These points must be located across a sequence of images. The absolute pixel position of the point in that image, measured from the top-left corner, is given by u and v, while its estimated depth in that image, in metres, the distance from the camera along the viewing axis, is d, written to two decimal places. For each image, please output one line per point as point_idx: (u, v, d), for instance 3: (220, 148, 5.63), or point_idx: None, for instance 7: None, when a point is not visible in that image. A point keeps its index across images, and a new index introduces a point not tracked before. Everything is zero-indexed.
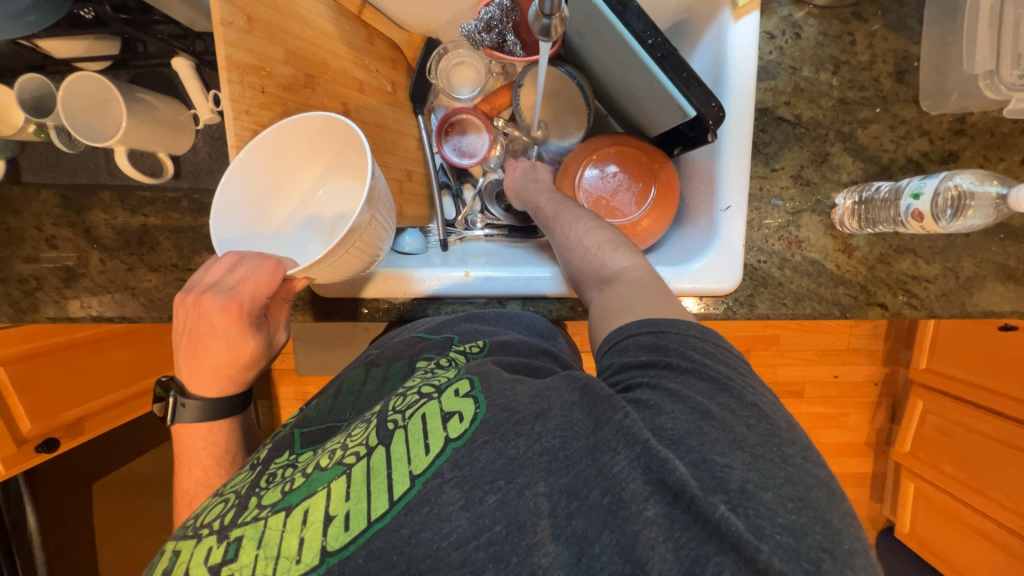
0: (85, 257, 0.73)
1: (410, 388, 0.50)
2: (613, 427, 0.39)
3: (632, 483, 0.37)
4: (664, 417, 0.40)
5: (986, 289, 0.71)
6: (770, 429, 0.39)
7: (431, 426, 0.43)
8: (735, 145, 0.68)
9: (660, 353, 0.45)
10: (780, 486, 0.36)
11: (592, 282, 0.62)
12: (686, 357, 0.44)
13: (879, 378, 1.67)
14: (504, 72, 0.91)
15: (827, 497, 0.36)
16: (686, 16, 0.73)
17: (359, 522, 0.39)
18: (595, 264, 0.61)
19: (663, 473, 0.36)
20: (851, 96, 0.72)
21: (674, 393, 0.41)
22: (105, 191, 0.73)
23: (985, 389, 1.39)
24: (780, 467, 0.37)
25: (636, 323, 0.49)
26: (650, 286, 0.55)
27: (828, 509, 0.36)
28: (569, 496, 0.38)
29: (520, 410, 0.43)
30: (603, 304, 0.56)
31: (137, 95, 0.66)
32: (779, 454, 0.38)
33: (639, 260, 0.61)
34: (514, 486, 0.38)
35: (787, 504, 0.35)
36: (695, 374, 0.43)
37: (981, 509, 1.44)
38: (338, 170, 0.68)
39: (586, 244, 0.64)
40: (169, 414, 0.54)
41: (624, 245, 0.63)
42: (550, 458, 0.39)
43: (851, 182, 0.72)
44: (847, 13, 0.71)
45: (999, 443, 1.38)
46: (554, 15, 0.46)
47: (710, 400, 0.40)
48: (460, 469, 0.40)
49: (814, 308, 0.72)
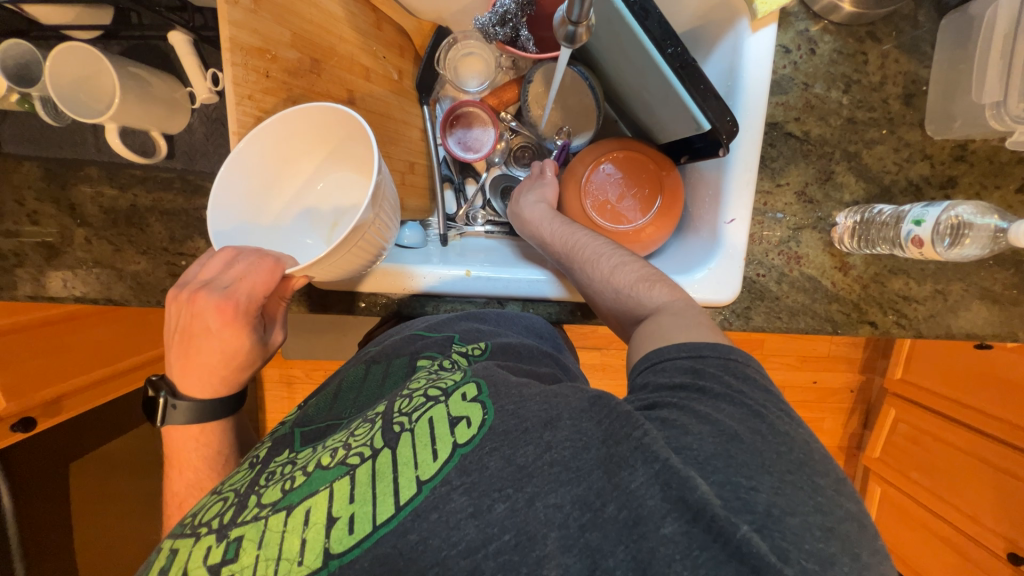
0: (68, 234, 0.70)
1: (415, 389, 0.49)
2: (631, 443, 0.39)
3: (650, 500, 0.37)
4: (692, 437, 0.40)
5: (972, 312, 0.73)
6: (802, 458, 0.40)
7: (438, 430, 0.43)
8: (743, 158, 0.68)
9: (696, 375, 0.46)
10: (807, 513, 0.37)
11: (630, 318, 0.61)
12: (720, 382, 0.45)
13: (856, 386, 1.73)
14: (514, 67, 0.89)
15: (858, 531, 0.38)
16: (702, 24, 0.72)
17: (364, 525, 0.39)
18: (631, 302, 0.60)
19: (684, 490, 0.36)
20: (860, 115, 0.72)
21: (703, 416, 0.42)
22: (93, 166, 0.70)
23: (955, 401, 1.45)
24: (809, 496, 0.38)
25: (676, 347, 0.49)
26: (693, 316, 0.55)
27: (857, 542, 0.37)
28: (582, 508, 0.38)
29: (529, 418, 0.43)
30: (642, 333, 0.55)
31: (130, 70, 0.63)
32: (811, 484, 0.38)
33: (676, 294, 0.59)
34: (523, 495, 0.38)
35: (816, 533, 0.36)
36: (728, 399, 0.43)
37: (941, 514, 1.52)
38: (341, 162, 0.65)
39: (617, 284, 0.62)
40: (159, 414, 0.53)
41: (658, 279, 0.61)
42: (561, 469, 0.39)
43: (853, 202, 0.73)
44: (862, 32, 0.71)
45: (963, 454, 1.45)
46: (581, 22, 0.45)
47: (741, 424, 0.41)
48: (468, 476, 0.40)
49: (808, 322, 0.74)
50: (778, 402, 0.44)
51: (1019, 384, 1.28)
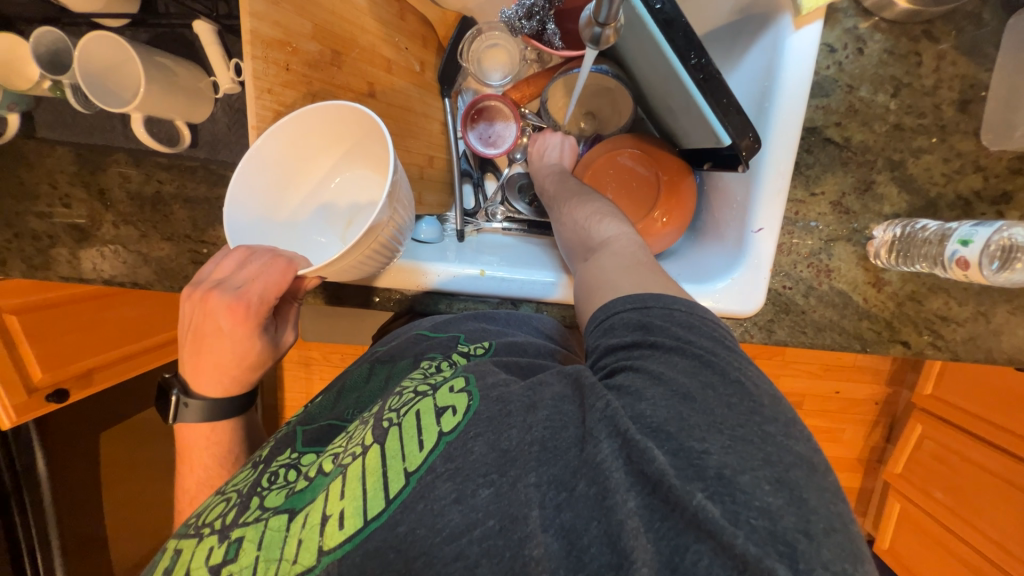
0: (97, 218, 0.72)
1: (406, 387, 0.50)
2: (596, 415, 0.39)
3: (615, 473, 0.36)
4: (645, 404, 0.39)
5: (1017, 336, 0.68)
6: (753, 407, 0.38)
7: (424, 421, 0.43)
8: (775, 165, 0.64)
9: (646, 332, 0.44)
10: (758, 468, 0.35)
11: (582, 254, 0.62)
12: (670, 335, 0.43)
13: (881, 398, 1.66)
14: (539, 60, 0.85)
15: (807, 474, 0.36)
16: (741, 17, 0.68)
17: (354, 520, 0.38)
18: (585, 236, 0.63)
19: (642, 463, 0.36)
20: (907, 122, 0.67)
21: (656, 376, 0.40)
22: (121, 153, 0.72)
23: (993, 424, 1.38)
24: (759, 448, 0.36)
25: (622, 300, 0.48)
26: (632, 257, 0.55)
27: (804, 487, 0.35)
28: (557, 488, 0.37)
29: (512, 401, 0.42)
30: (590, 276, 0.55)
31: (155, 59, 0.63)
32: (760, 433, 0.37)
33: (624, 228, 0.61)
34: (506, 479, 0.37)
35: (766, 486, 0.34)
36: (679, 352, 0.42)
37: (963, 537, 1.46)
38: (356, 159, 0.65)
39: (577, 219, 0.66)
40: (171, 412, 0.54)
41: (611, 217, 0.64)
42: (540, 449, 0.38)
43: (893, 215, 0.69)
44: (917, 31, 0.66)
45: (993, 476, 1.39)
46: (608, 24, 0.43)
47: (693, 381, 0.40)
48: (453, 462, 0.39)
49: (834, 339, 0.70)
50: (727, 346, 0.43)
51: None
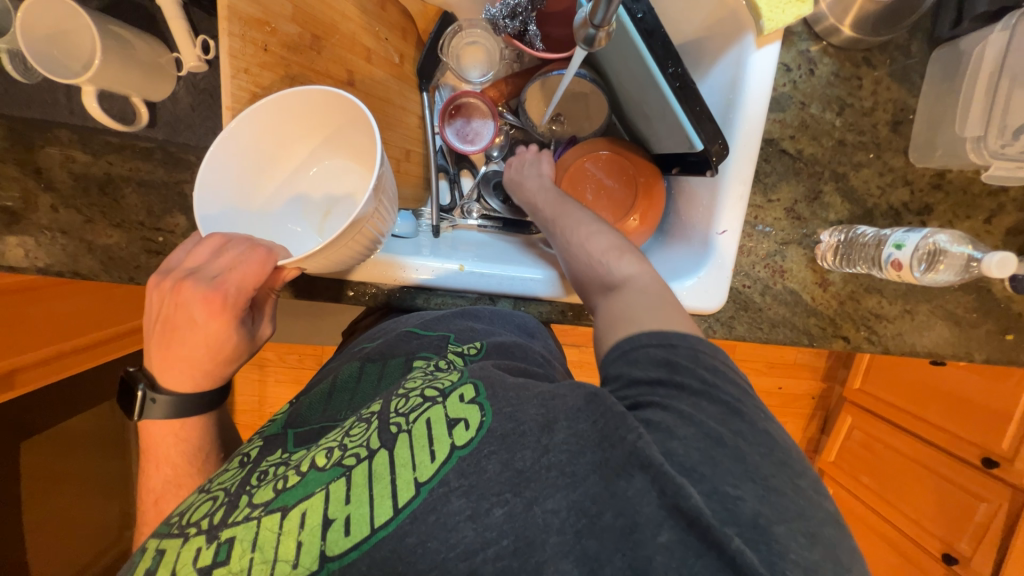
0: (33, 200, 0.65)
1: (412, 388, 0.48)
2: (625, 447, 0.39)
3: (646, 507, 0.37)
4: (677, 442, 0.40)
5: (935, 331, 0.78)
6: (782, 459, 0.41)
7: (435, 431, 0.42)
8: (738, 172, 0.68)
9: (671, 370, 0.46)
10: (791, 520, 0.37)
11: (597, 287, 0.61)
12: (697, 377, 0.45)
13: (817, 393, 1.81)
14: (518, 60, 0.87)
15: (835, 530, 0.39)
16: (707, 34, 0.73)
17: (361, 528, 0.38)
18: (601, 269, 0.61)
19: (678, 499, 0.36)
20: (850, 138, 0.75)
21: (686, 416, 0.42)
22: (64, 129, 0.65)
23: (911, 414, 1.54)
24: (792, 501, 0.38)
25: (647, 335, 0.49)
26: (656, 293, 0.56)
27: (838, 546, 0.38)
28: (577, 514, 0.38)
29: (526, 422, 0.42)
30: (611, 311, 0.56)
31: (111, 28, 0.59)
32: (792, 486, 0.39)
33: (644, 265, 0.61)
34: (521, 499, 0.38)
35: (801, 540, 0.36)
36: (707, 398, 0.44)
37: (885, 516, 1.63)
38: (336, 146, 0.63)
39: (590, 249, 0.63)
40: (136, 409, 0.51)
41: (628, 250, 0.62)
42: (558, 474, 0.39)
43: (838, 221, 0.76)
44: (858, 57, 0.74)
45: (908, 460, 1.55)
46: (602, 27, 0.46)
47: (724, 427, 0.42)
48: (466, 479, 0.39)
49: (786, 334, 0.76)
50: (750, 396, 0.46)
51: (981, 406, 1.34)
